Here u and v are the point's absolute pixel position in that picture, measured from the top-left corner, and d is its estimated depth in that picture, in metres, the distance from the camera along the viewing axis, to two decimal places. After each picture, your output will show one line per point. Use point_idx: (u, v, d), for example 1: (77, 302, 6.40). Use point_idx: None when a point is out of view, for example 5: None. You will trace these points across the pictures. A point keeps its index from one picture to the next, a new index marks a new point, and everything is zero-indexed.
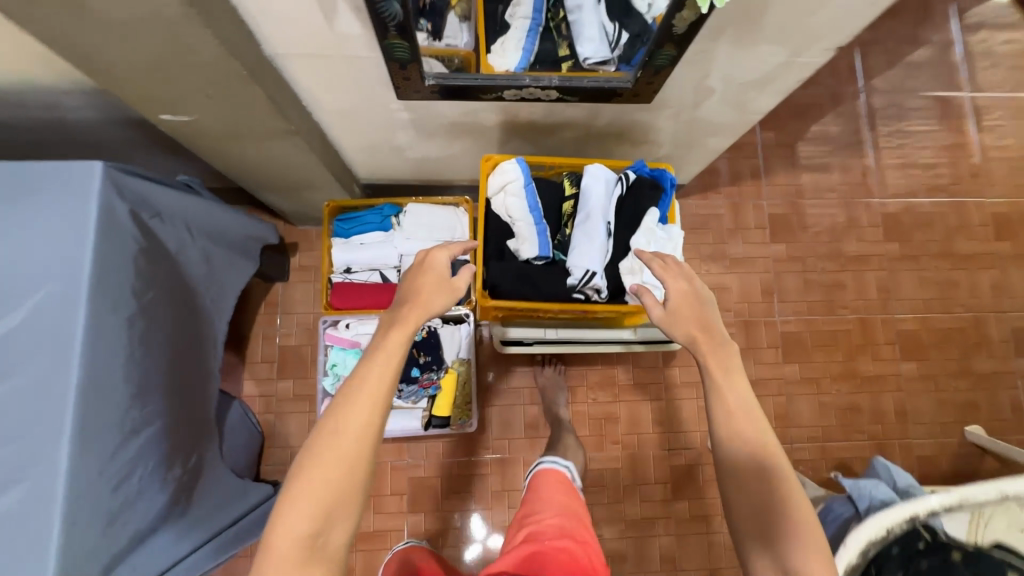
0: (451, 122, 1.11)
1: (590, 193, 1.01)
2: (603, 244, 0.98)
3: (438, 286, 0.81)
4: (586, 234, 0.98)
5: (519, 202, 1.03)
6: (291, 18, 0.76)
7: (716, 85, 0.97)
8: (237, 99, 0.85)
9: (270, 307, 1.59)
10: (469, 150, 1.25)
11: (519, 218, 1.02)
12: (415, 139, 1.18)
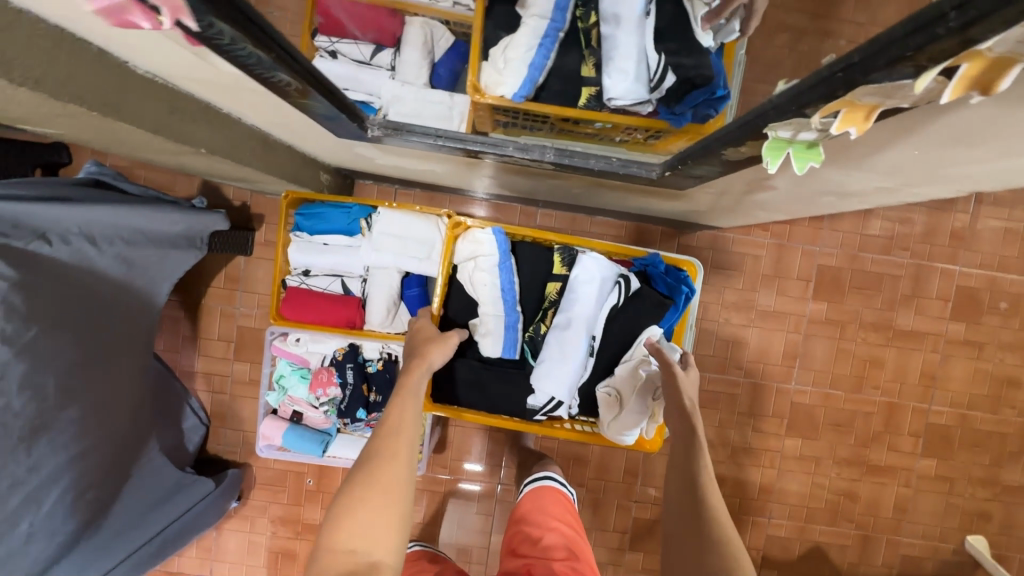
0: (422, 150, 0.85)
1: (581, 302, 1.03)
2: (582, 363, 1.03)
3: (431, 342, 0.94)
4: (565, 349, 1.02)
5: (494, 288, 1.04)
6: (143, 52, 0.51)
7: (780, 185, 0.69)
8: (98, 133, 0.63)
9: (230, 281, 1.44)
10: (452, 170, 0.99)
11: (490, 305, 1.04)
12: (380, 152, 0.92)
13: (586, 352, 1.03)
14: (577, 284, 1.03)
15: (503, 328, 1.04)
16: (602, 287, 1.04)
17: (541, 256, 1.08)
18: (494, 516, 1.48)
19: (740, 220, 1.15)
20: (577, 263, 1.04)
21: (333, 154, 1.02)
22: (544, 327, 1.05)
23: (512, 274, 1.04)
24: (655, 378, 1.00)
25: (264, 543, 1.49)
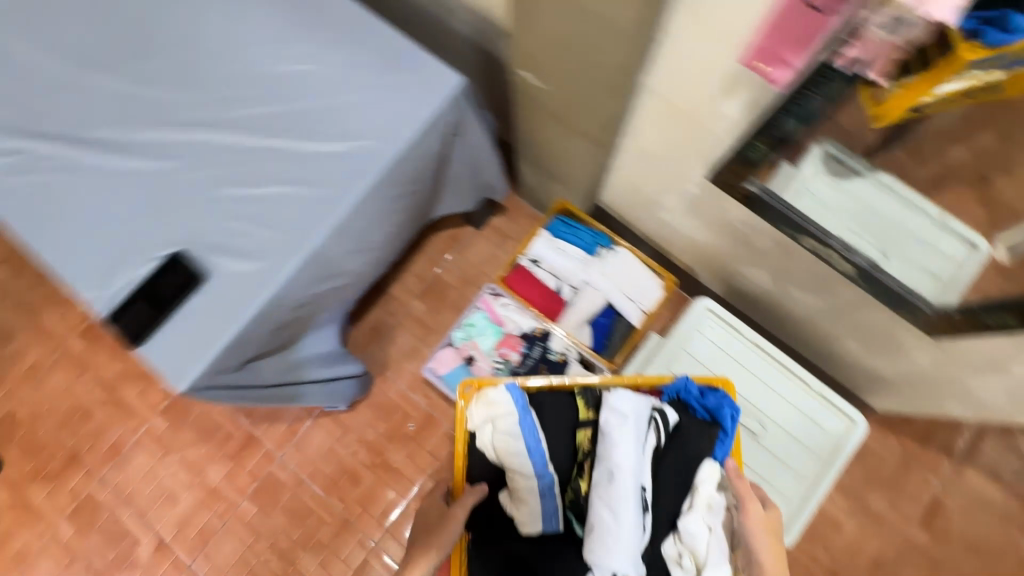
0: (723, 221, 1.11)
1: (620, 447, 0.90)
2: (641, 522, 0.88)
3: (452, 524, 0.93)
4: (617, 511, 0.87)
5: (518, 451, 0.97)
6: (688, 83, 0.83)
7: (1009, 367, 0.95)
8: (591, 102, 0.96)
9: (451, 240, 1.72)
10: (713, 246, 1.24)
11: (518, 465, 0.97)
12: (678, 210, 1.21)
13: (636, 510, 0.87)
14: (613, 430, 0.92)
15: (527, 487, 0.96)
16: (639, 424, 0.94)
17: (562, 407, 1.02)
18: None
19: (902, 409, 1.30)
20: (604, 405, 0.96)
21: (629, 195, 1.31)
22: (585, 487, 0.96)
23: (535, 431, 0.99)
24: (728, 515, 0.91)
25: (341, 456, 1.59)
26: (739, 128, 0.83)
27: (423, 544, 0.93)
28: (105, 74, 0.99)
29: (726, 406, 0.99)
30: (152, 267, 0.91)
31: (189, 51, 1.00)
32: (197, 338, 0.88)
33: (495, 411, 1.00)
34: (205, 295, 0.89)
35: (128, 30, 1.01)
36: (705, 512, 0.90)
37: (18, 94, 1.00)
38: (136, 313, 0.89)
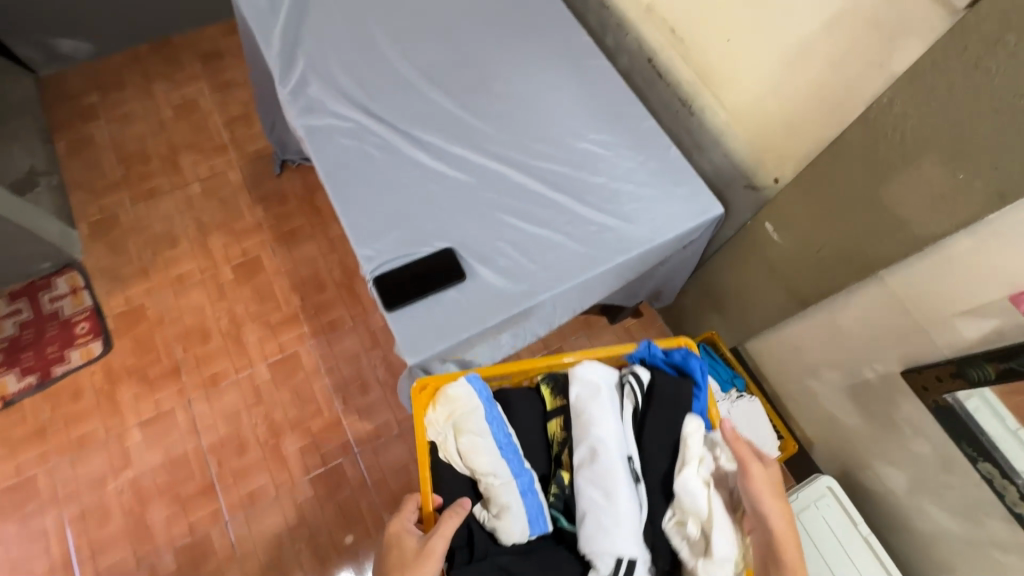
0: (885, 416, 1.19)
1: (597, 427, 0.99)
2: (634, 495, 0.96)
3: (437, 541, 0.90)
4: (608, 489, 0.95)
5: (489, 447, 1.01)
6: (936, 296, 0.96)
7: None
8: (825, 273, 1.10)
9: (584, 322, 1.82)
10: (853, 433, 1.31)
11: (495, 462, 1.00)
12: (836, 387, 1.29)
13: (621, 482, 0.95)
14: (586, 404, 1.02)
15: (507, 475, 0.99)
16: (609, 393, 1.04)
17: (530, 403, 1.11)
18: None
19: None
20: (572, 386, 1.06)
21: (786, 357, 1.40)
22: (567, 477, 1.04)
23: (502, 423, 1.04)
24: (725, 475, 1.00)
25: (412, 476, 1.58)
26: (969, 348, 0.95)
27: (413, 561, 0.89)
28: (441, 92, 1.19)
29: (695, 361, 1.09)
30: (421, 253, 1.02)
31: (512, 102, 1.20)
32: (438, 326, 0.97)
33: (455, 415, 1.03)
34: (462, 299, 0.99)
35: (470, 67, 1.23)
36: (692, 467, 0.96)
37: (367, 77, 1.19)
38: (401, 285, 0.98)
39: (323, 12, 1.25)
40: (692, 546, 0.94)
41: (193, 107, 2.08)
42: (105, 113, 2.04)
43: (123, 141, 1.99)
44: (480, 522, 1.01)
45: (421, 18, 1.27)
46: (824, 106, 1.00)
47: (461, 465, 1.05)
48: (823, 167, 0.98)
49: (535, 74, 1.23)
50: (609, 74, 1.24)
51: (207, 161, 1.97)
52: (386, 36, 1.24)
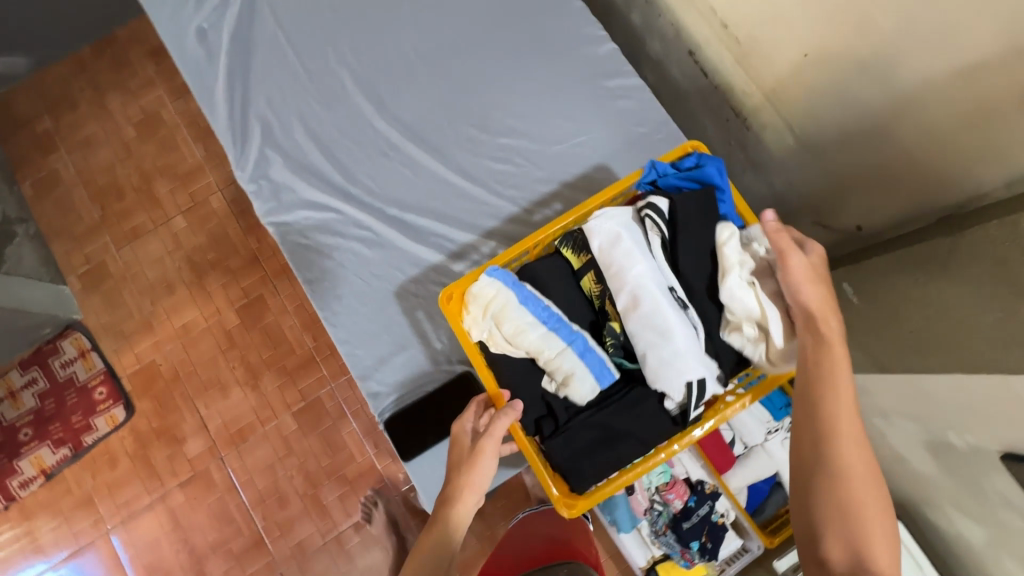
0: (972, 477, 1.05)
1: (635, 270, 0.83)
2: (687, 317, 0.84)
3: (490, 439, 0.80)
4: (660, 325, 0.81)
5: (533, 327, 0.85)
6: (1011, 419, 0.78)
7: None
8: (882, 346, 0.99)
9: None
10: (929, 476, 1.17)
11: (541, 331, 0.85)
12: (911, 439, 1.16)
13: (670, 309, 0.81)
14: (614, 256, 0.85)
15: (557, 340, 0.85)
16: (631, 232, 0.86)
17: (560, 267, 0.91)
18: None
19: None
20: (590, 240, 0.88)
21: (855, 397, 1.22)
22: (618, 326, 0.86)
23: (536, 299, 0.87)
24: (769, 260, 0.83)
25: None
26: None
27: (469, 456, 0.79)
28: (431, 158, 1.04)
29: (709, 162, 0.89)
30: (430, 379, 0.96)
31: (519, 163, 1.04)
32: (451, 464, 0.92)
33: (489, 298, 0.86)
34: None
35: (464, 120, 1.06)
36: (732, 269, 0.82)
37: (344, 148, 1.05)
38: (416, 422, 0.93)
39: (285, 66, 1.10)
40: (752, 351, 0.83)
41: (156, 120, 1.82)
42: (64, 141, 1.82)
43: (92, 174, 1.79)
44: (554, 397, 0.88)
45: (399, 59, 1.10)
46: (939, 132, 0.87)
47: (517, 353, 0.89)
48: (971, 240, 0.83)
49: (543, 122, 1.05)
50: (633, 111, 1.05)
51: (184, 188, 1.76)
52: (360, 89, 1.08)
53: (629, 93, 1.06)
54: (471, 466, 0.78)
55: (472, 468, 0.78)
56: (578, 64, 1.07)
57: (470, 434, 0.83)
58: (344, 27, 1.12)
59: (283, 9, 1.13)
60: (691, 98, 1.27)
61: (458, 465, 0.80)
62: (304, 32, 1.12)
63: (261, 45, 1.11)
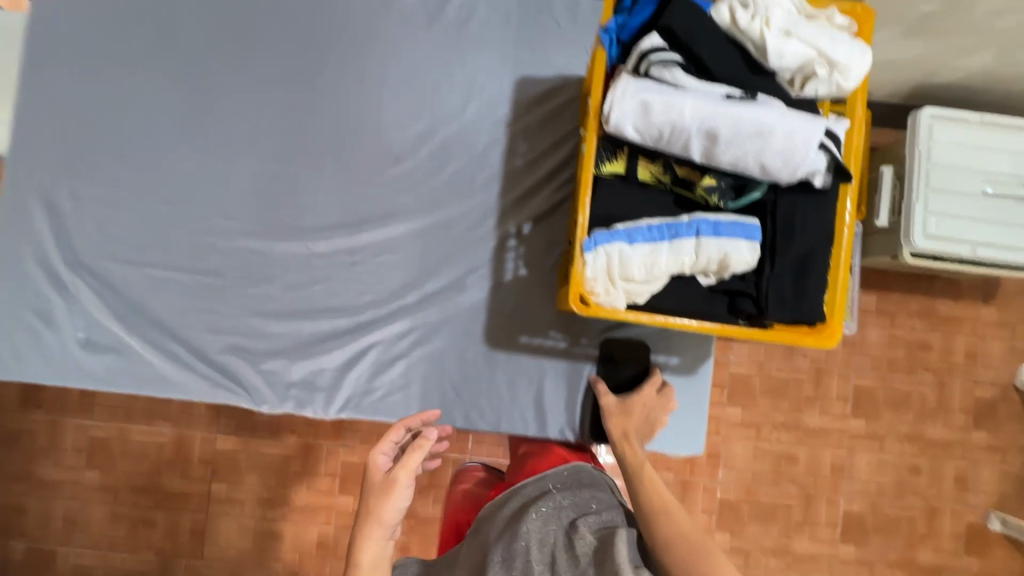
0: (967, 20, 1.09)
1: (690, 112, 0.55)
2: (774, 106, 0.55)
3: (402, 471, 0.68)
4: (756, 144, 0.55)
5: (655, 252, 0.61)
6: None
7: None
8: None
9: None
10: (925, 55, 1.23)
11: (682, 238, 0.60)
12: (891, 40, 1.18)
13: (754, 118, 0.55)
14: (659, 118, 0.56)
15: (712, 230, 0.60)
16: (650, 81, 0.56)
17: (621, 187, 0.64)
18: (853, 402, 1.62)
19: None
20: (619, 132, 0.58)
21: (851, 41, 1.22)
22: (713, 176, 0.60)
23: (633, 226, 0.61)
24: None
25: None
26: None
27: (385, 485, 0.67)
28: (391, 225, 0.85)
29: None
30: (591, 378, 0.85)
31: (460, 154, 0.86)
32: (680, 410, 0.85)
33: (602, 252, 0.60)
34: (685, 369, 0.85)
35: (376, 167, 0.85)
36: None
37: (311, 303, 0.85)
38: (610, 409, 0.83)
39: (168, 298, 0.84)
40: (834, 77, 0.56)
41: (101, 442, 1.37)
42: (33, 548, 1.36)
43: None
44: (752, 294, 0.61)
45: (254, 181, 0.85)
46: None
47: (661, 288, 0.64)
48: None
49: (436, 99, 0.86)
50: (496, 13, 0.87)
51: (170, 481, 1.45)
52: (260, 240, 0.85)
53: (471, 4, 0.87)
54: (388, 493, 0.67)
55: (394, 495, 0.67)
56: (405, 17, 0.86)
57: (382, 465, 0.70)
58: (167, 207, 0.84)
59: (80, 243, 0.83)
60: None
61: (376, 496, 0.67)
62: (145, 251, 0.84)
63: (119, 308, 0.83)
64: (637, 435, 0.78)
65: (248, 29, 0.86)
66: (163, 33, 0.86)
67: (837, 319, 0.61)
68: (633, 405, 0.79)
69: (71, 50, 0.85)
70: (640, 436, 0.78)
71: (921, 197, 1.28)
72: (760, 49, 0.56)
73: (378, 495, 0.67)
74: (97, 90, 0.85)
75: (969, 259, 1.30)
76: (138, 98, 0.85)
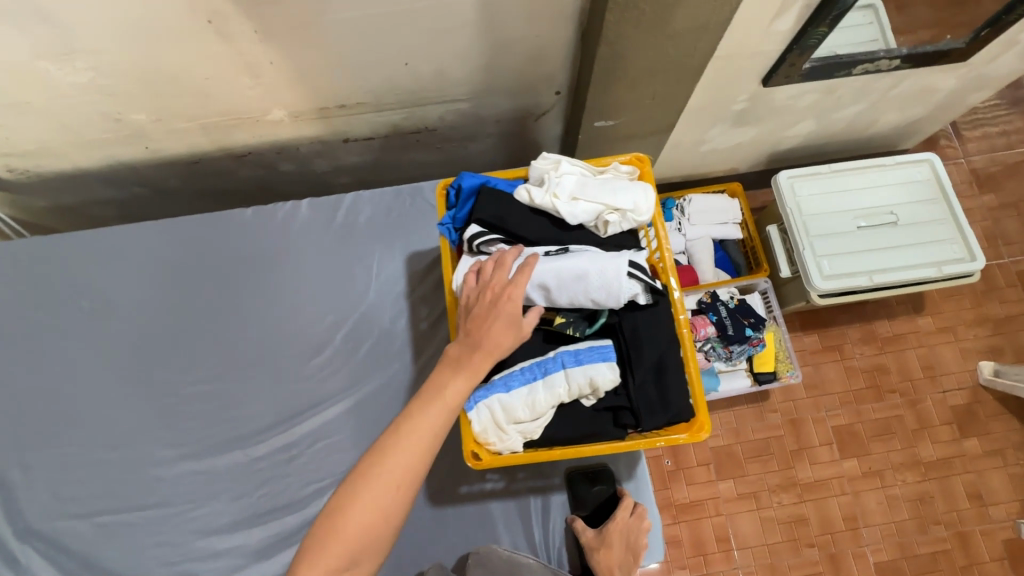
0: (773, 107, 1.31)
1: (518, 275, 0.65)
2: (583, 252, 0.67)
3: (502, 329, 0.62)
4: (580, 285, 0.65)
5: (527, 392, 0.68)
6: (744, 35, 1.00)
7: (1008, 60, 1.26)
8: (666, 103, 1.08)
9: None
10: (759, 136, 1.44)
11: (552, 372, 0.68)
12: (726, 131, 1.39)
13: (570, 266, 0.65)
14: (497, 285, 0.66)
15: (574, 358, 0.68)
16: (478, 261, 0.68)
17: None
18: (838, 444, 1.61)
19: (932, 128, 1.60)
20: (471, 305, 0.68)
21: (695, 142, 1.42)
22: (560, 317, 0.69)
23: (507, 370, 0.69)
24: (555, 160, 0.73)
25: None
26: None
27: (503, 323, 0.62)
28: (320, 412, 0.92)
29: (464, 176, 0.73)
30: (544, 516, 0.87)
31: (370, 332, 0.96)
32: None
33: (483, 407, 0.67)
34: (621, 476, 0.89)
35: (298, 364, 0.94)
36: (567, 159, 0.73)
37: (258, 507, 0.88)
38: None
39: (118, 541, 0.86)
40: (627, 215, 0.69)
41: None
42: None
43: None
44: (626, 409, 0.68)
45: (189, 405, 0.93)
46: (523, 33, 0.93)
47: (546, 419, 0.70)
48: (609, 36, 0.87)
49: (340, 290, 0.98)
50: (379, 208, 1.02)
51: None
52: (202, 459, 0.90)
53: (356, 206, 1.03)
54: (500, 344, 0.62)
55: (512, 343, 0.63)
56: (303, 231, 1.01)
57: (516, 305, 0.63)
58: (110, 452, 0.90)
59: (28, 509, 0.87)
60: (391, 167, 1.31)
61: (495, 330, 0.62)
62: (94, 501, 0.88)
63: (70, 567, 0.85)
64: (619, 568, 0.79)
65: (170, 276, 0.99)
66: (96, 298, 0.98)
67: (705, 411, 0.66)
68: (610, 535, 0.80)
69: (15, 333, 0.96)
70: (624, 565, 0.79)
71: (807, 245, 1.42)
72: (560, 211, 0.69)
73: (496, 331, 0.62)
74: (40, 361, 0.95)
75: (873, 286, 1.41)
76: (78, 359, 0.95)
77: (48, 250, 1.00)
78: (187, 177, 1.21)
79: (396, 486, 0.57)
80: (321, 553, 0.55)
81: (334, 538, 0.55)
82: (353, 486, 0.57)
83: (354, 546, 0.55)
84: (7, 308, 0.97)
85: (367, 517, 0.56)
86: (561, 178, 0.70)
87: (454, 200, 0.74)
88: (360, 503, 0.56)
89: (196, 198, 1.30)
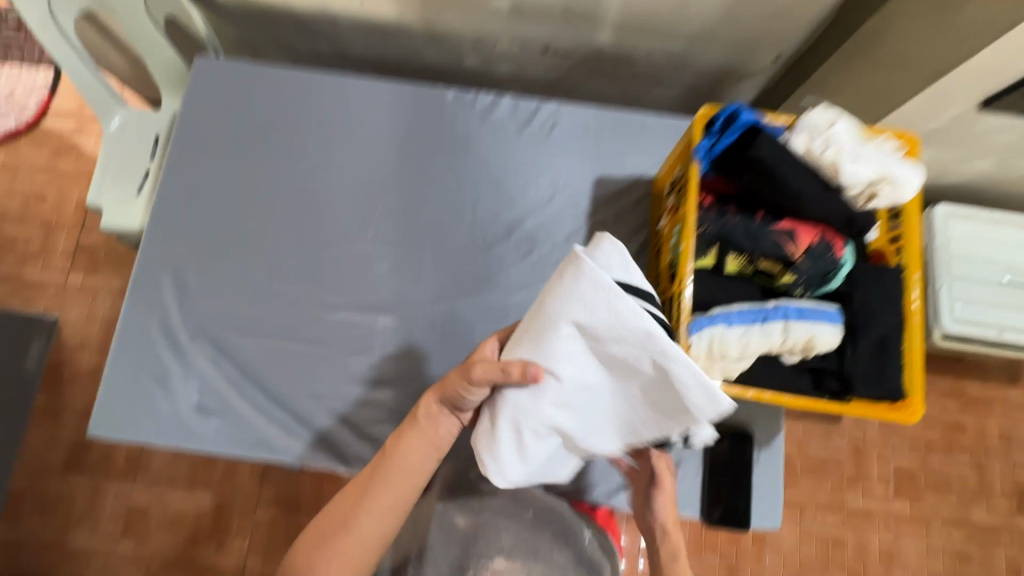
0: (969, 136, 1.25)
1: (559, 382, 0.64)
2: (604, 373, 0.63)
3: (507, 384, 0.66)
4: (637, 391, 0.62)
5: (750, 336, 0.69)
6: None
7: None
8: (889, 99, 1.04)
9: None
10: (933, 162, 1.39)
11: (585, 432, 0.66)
12: None
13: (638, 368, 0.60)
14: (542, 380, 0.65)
15: (613, 423, 0.65)
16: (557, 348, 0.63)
17: (711, 279, 0.74)
18: (895, 484, 1.63)
19: None
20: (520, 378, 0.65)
21: None
22: (790, 276, 0.71)
23: (733, 312, 0.70)
24: (829, 118, 0.70)
25: None
26: None
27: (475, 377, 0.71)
28: (481, 303, 0.94)
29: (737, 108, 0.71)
30: (677, 454, 0.89)
31: (545, 242, 0.96)
32: (761, 485, 0.90)
33: (499, 455, 0.66)
34: (758, 440, 0.90)
35: (469, 254, 0.96)
36: (843, 119, 0.70)
37: (407, 372, 0.91)
38: (729, 497, 0.88)
39: (278, 365, 0.91)
40: (892, 191, 0.68)
41: (141, 511, 1.44)
42: None
43: None
44: (837, 375, 0.69)
45: (359, 261, 0.95)
46: None
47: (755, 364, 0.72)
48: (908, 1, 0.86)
49: (523, 194, 0.98)
50: (577, 125, 1.01)
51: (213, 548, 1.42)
52: (364, 314, 0.93)
53: (555, 117, 1.01)
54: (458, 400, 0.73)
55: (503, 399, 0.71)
56: (498, 127, 1.00)
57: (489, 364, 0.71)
58: (280, 284, 0.94)
59: (200, 313, 0.92)
60: (566, 92, 1.28)
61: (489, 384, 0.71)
62: (260, 323, 0.92)
63: (232, 374, 0.90)
64: (642, 498, 0.81)
65: (364, 135, 0.99)
66: (291, 136, 0.99)
67: (919, 397, 0.67)
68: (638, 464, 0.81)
69: (210, 148, 0.98)
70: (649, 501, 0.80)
71: (945, 285, 1.39)
72: (834, 171, 0.69)
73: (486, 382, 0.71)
74: (230, 181, 0.97)
75: (998, 343, 1.38)
76: (264, 190, 0.97)
77: (253, 78, 1.01)
78: (374, 44, 1.20)
79: (394, 501, 0.74)
80: (327, 564, 0.71)
81: (337, 553, 0.71)
82: (360, 499, 0.74)
83: (354, 553, 0.72)
84: (205, 123, 1.00)
85: (370, 532, 0.73)
86: (836, 139, 0.69)
87: (717, 129, 0.72)
88: (364, 511, 0.73)
89: (369, 69, 1.30)
